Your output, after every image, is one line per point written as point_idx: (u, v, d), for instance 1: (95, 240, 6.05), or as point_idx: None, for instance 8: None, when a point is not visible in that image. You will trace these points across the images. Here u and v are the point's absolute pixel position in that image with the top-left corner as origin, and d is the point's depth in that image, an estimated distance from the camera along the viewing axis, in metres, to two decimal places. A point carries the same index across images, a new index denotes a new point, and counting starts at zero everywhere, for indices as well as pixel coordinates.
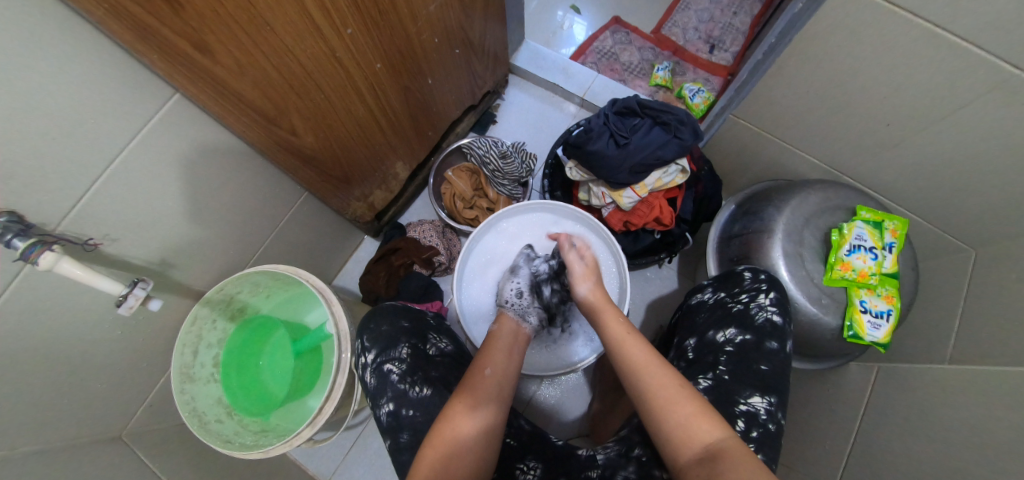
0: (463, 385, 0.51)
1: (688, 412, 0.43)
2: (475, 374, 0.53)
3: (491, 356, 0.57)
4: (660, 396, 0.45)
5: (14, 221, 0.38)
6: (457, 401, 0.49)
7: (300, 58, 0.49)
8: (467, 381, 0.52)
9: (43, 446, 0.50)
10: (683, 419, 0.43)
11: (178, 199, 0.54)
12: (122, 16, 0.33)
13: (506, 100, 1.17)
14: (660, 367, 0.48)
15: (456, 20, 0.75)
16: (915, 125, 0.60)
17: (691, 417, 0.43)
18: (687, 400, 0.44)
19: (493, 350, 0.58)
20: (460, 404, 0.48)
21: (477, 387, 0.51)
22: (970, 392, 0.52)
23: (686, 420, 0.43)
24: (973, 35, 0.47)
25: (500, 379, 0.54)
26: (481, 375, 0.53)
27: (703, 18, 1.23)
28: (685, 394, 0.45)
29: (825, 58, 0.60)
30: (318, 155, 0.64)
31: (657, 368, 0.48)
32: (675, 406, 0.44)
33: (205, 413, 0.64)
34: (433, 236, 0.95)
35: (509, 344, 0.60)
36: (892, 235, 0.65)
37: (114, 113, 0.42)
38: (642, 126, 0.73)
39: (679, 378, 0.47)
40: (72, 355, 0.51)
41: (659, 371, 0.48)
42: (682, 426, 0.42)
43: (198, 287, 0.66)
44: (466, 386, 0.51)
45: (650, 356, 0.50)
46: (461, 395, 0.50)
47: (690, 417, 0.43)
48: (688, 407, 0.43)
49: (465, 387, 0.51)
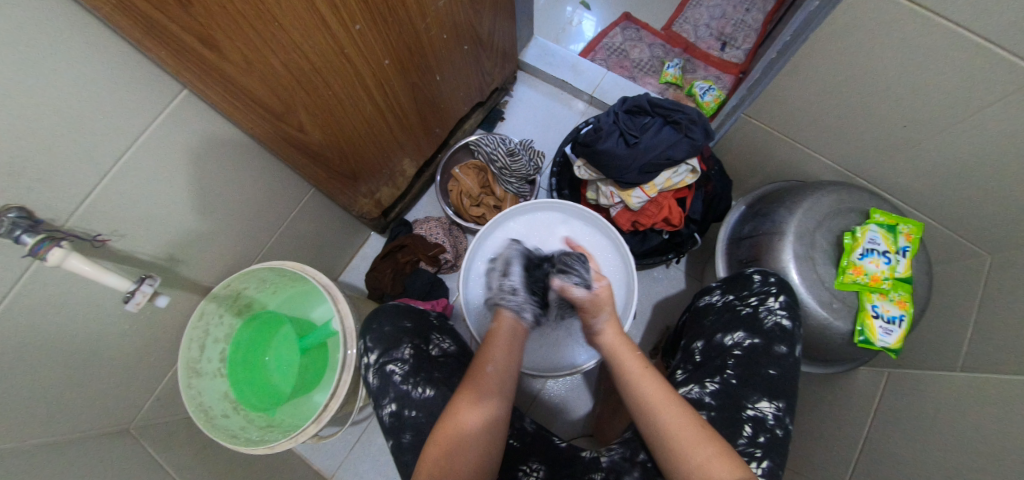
0: (467, 380, 0.51)
1: (706, 454, 0.43)
2: (476, 370, 0.53)
3: (490, 353, 0.55)
4: (677, 438, 0.44)
5: (22, 217, 0.37)
6: (465, 394, 0.49)
7: (308, 54, 0.48)
8: (470, 376, 0.52)
9: (52, 439, 0.50)
10: (701, 461, 0.42)
11: (186, 195, 0.54)
12: (130, 12, 0.33)
13: (514, 97, 1.15)
14: (676, 404, 0.47)
15: (465, 15, 0.74)
16: (933, 127, 0.59)
17: (711, 459, 0.42)
18: (707, 441, 0.44)
19: (492, 346, 0.56)
20: (462, 397, 0.49)
21: (479, 381, 0.51)
22: (982, 401, 0.51)
23: (704, 463, 0.42)
24: (997, 35, 0.46)
25: (501, 376, 0.53)
26: (482, 372, 0.52)
27: (715, 15, 1.21)
28: (703, 434, 0.44)
29: (843, 58, 0.58)
30: (325, 152, 0.64)
31: (672, 403, 0.47)
32: (693, 448, 0.43)
33: (212, 408, 0.65)
34: (439, 233, 0.96)
35: (509, 340, 0.57)
36: (906, 239, 0.64)
37: (122, 109, 0.42)
38: (653, 125, 0.72)
39: (697, 417, 0.46)
40: (81, 351, 0.51)
41: (676, 407, 0.47)
42: (701, 468, 0.42)
43: (207, 282, 0.66)
44: (467, 381, 0.51)
45: (666, 390, 0.49)
46: (464, 390, 0.50)
47: (709, 459, 0.42)
48: (708, 448, 0.43)
49: (470, 381, 0.51)
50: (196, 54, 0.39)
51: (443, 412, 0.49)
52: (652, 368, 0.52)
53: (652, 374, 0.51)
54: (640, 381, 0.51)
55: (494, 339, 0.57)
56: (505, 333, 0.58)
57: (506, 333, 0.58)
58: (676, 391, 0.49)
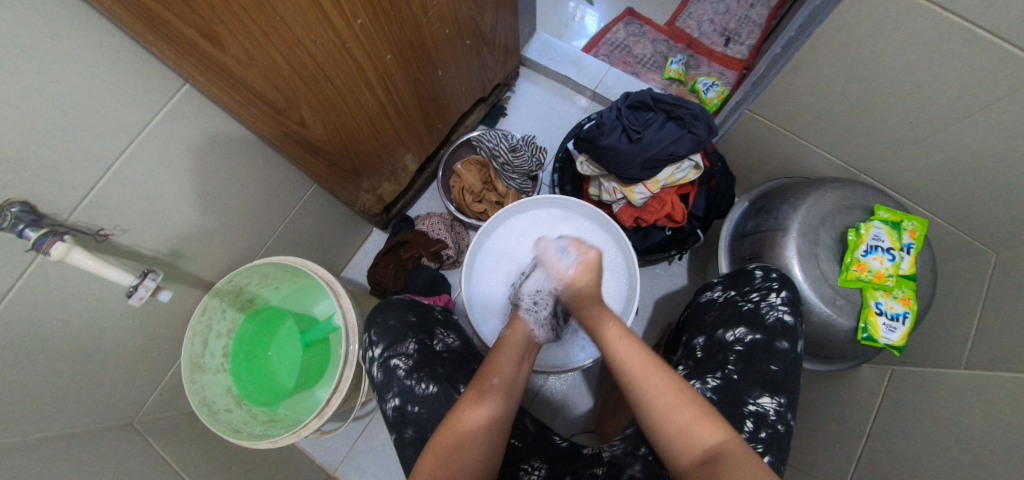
0: (471, 386, 0.50)
1: (688, 420, 0.41)
2: (484, 381, 0.50)
3: (499, 363, 0.53)
4: (658, 404, 0.43)
5: (26, 212, 0.38)
6: (465, 401, 0.48)
7: (309, 48, 0.48)
8: (474, 381, 0.51)
9: (58, 433, 0.50)
10: (683, 426, 0.41)
11: (188, 191, 0.54)
12: (131, 6, 0.33)
13: (517, 93, 1.15)
14: (656, 371, 0.45)
15: (467, 9, 0.73)
16: (939, 124, 0.58)
17: (693, 423, 0.41)
18: (687, 405, 0.42)
19: (501, 357, 0.54)
20: (462, 405, 0.48)
21: (481, 384, 0.50)
22: (984, 398, 0.51)
23: (686, 427, 0.41)
24: (1004, 30, 0.45)
25: (508, 387, 0.51)
26: (489, 385, 0.50)
27: (719, 10, 1.20)
28: (685, 398, 0.43)
29: (848, 53, 0.58)
30: (327, 146, 0.63)
31: (653, 369, 0.45)
32: (675, 412, 0.42)
33: (215, 403, 0.65)
34: (441, 228, 0.95)
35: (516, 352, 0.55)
36: (911, 236, 0.63)
37: (123, 104, 0.42)
38: (656, 120, 0.72)
39: (679, 382, 0.45)
40: (84, 345, 0.51)
41: (657, 372, 0.45)
42: (683, 431, 0.41)
43: (209, 278, 0.66)
44: (471, 389, 0.50)
45: (645, 356, 0.47)
46: (467, 393, 0.49)
47: (690, 423, 0.41)
48: (690, 412, 0.42)
49: (473, 383, 0.50)
50: (198, 49, 0.39)
51: (446, 417, 0.48)
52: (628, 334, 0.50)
53: (630, 340, 0.49)
54: (620, 348, 0.48)
55: (506, 344, 0.56)
56: (517, 345, 0.56)
57: (518, 344, 0.56)
58: (655, 356, 0.47)
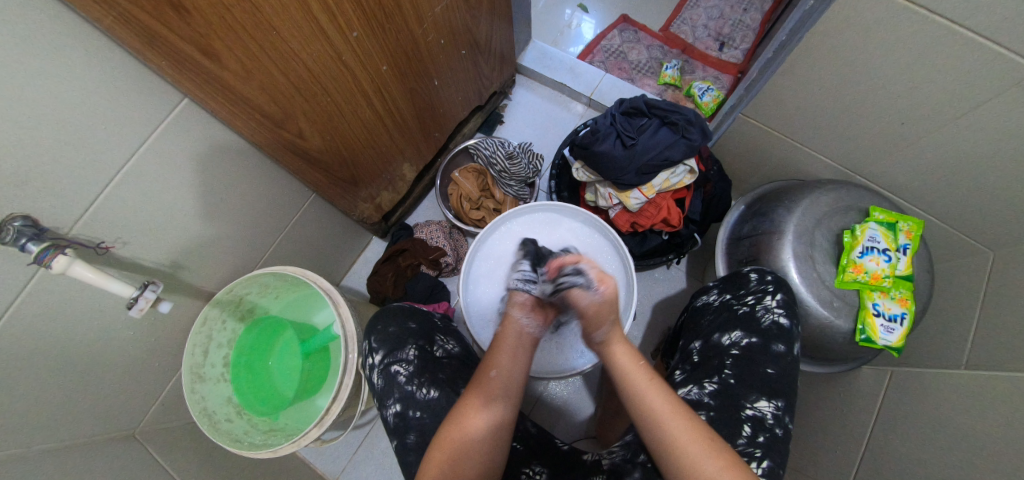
0: (471, 383, 0.51)
1: (716, 468, 0.40)
2: (482, 376, 0.52)
3: (498, 357, 0.54)
4: (685, 450, 0.42)
5: (27, 226, 0.38)
6: (468, 399, 0.49)
7: (307, 62, 0.49)
8: (475, 381, 0.51)
9: (59, 444, 0.51)
10: (711, 475, 0.40)
11: (188, 202, 0.55)
12: (131, 24, 0.34)
13: (513, 100, 1.16)
14: (684, 418, 0.44)
15: (462, 21, 0.75)
16: (930, 125, 0.59)
17: (722, 474, 0.40)
18: (714, 454, 0.41)
19: (499, 350, 0.55)
20: (467, 403, 0.48)
21: (484, 382, 0.51)
22: (984, 397, 0.51)
23: (713, 479, 0.40)
24: (991, 31, 0.46)
25: (505, 381, 0.52)
26: (487, 378, 0.51)
27: (713, 15, 1.21)
28: (713, 447, 0.42)
29: (838, 55, 0.58)
30: (325, 157, 0.64)
31: (681, 416, 0.45)
32: (702, 462, 0.41)
33: (215, 413, 0.65)
34: (440, 237, 0.96)
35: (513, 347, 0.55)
36: (906, 237, 0.64)
37: (124, 119, 0.43)
38: (650, 126, 0.73)
39: (706, 430, 0.44)
40: (87, 356, 0.51)
41: (684, 421, 0.44)
42: None
43: (209, 288, 0.67)
44: (471, 388, 0.50)
45: (673, 402, 0.46)
46: (471, 392, 0.50)
47: (720, 472, 0.40)
48: (717, 461, 0.41)
49: (475, 384, 0.51)
50: (196, 63, 0.40)
51: (449, 415, 0.49)
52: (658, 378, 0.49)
53: (658, 383, 0.48)
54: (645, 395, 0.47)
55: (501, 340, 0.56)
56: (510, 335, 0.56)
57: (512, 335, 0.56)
58: (683, 402, 0.46)
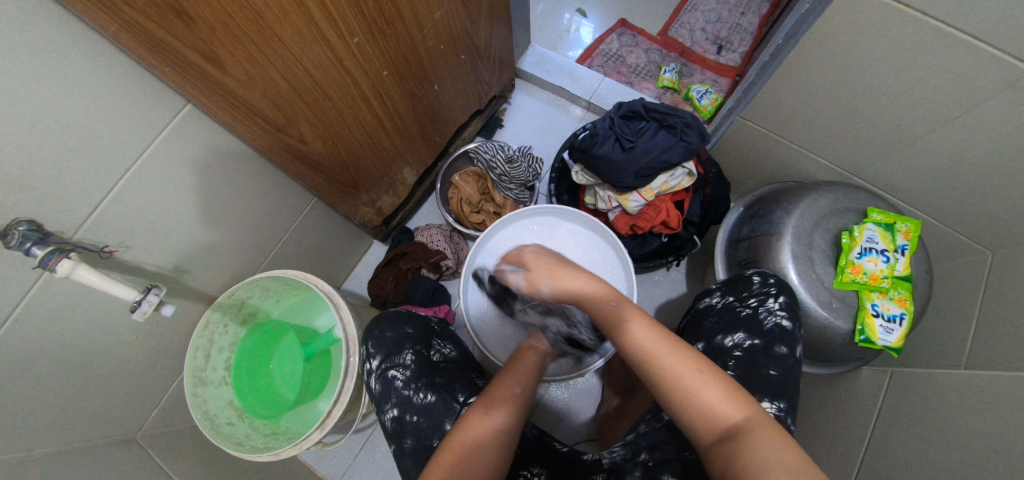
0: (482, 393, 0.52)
1: (711, 398, 0.39)
2: (496, 386, 0.53)
3: (514, 374, 0.55)
4: (680, 383, 0.40)
5: (32, 230, 0.39)
6: (475, 407, 0.49)
7: (308, 67, 0.50)
8: (485, 394, 0.51)
9: (62, 447, 0.51)
10: (709, 403, 0.39)
11: (191, 207, 0.55)
12: (136, 29, 0.34)
13: (513, 104, 1.17)
14: (674, 349, 0.42)
15: (462, 25, 0.75)
16: (926, 126, 0.59)
17: (719, 402, 0.38)
18: (709, 383, 0.39)
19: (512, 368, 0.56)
20: (475, 410, 0.49)
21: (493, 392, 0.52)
22: (984, 397, 0.51)
23: (709, 407, 0.38)
24: (985, 33, 0.46)
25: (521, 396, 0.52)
26: (503, 388, 0.52)
27: (710, 19, 1.22)
28: (707, 375, 0.40)
29: (834, 57, 0.59)
30: (327, 162, 0.65)
31: (671, 348, 0.42)
32: (697, 392, 0.39)
33: (217, 416, 0.65)
34: (440, 240, 0.97)
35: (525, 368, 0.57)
36: (904, 237, 0.64)
37: (128, 124, 0.43)
38: (648, 129, 0.73)
39: (698, 358, 0.42)
40: (90, 359, 0.52)
41: (673, 351, 0.42)
42: (706, 411, 0.39)
43: (212, 292, 0.67)
44: (483, 396, 0.51)
45: (660, 334, 0.44)
46: (476, 404, 0.50)
47: (716, 400, 0.39)
48: (711, 390, 0.39)
49: (485, 394, 0.51)
50: (200, 69, 0.41)
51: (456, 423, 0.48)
52: (639, 312, 0.46)
53: (642, 317, 0.46)
54: (631, 332, 0.44)
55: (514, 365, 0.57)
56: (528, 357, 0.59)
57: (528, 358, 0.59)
58: (669, 331, 0.44)
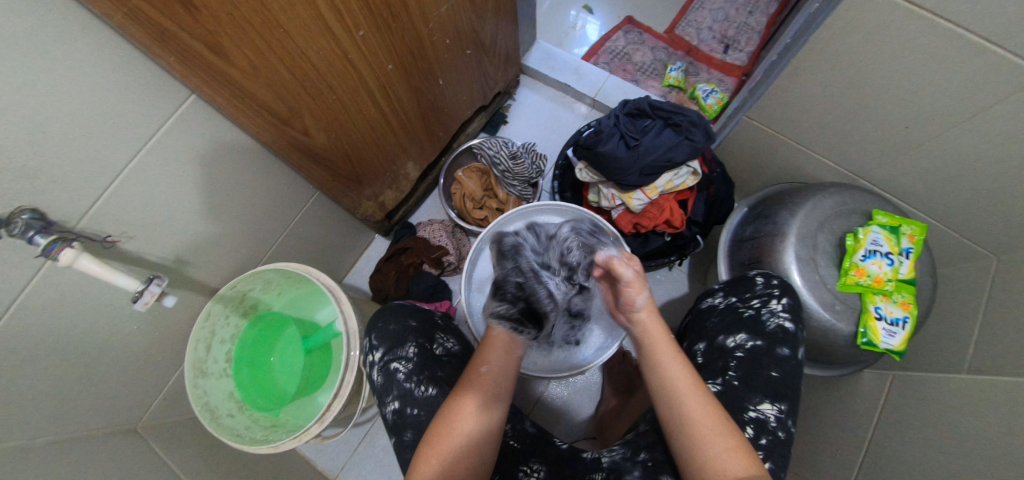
0: (465, 380, 0.51)
1: (724, 447, 0.41)
2: (473, 372, 0.52)
3: (488, 354, 0.54)
4: (701, 427, 0.43)
5: (35, 218, 0.39)
6: (460, 397, 0.49)
7: (312, 59, 0.50)
8: (471, 377, 0.51)
9: (62, 436, 0.51)
10: (719, 453, 0.41)
11: (194, 198, 0.55)
12: (141, 20, 0.34)
13: (517, 100, 1.16)
14: (701, 395, 0.45)
15: (468, 20, 0.75)
16: (934, 129, 0.59)
17: (730, 452, 0.41)
18: (726, 434, 0.42)
19: (489, 350, 0.55)
20: (458, 402, 0.48)
21: (476, 381, 0.51)
22: (987, 402, 0.50)
23: (722, 456, 0.41)
24: (997, 35, 0.46)
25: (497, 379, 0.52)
26: (476, 373, 0.51)
27: (718, 18, 1.22)
28: (725, 427, 0.43)
29: (842, 58, 0.59)
30: (330, 155, 0.65)
31: (700, 394, 0.45)
32: (713, 439, 0.42)
33: (218, 407, 0.65)
34: (443, 236, 0.97)
35: (502, 350, 0.55)
36: (910, 241, 0.64)
37: (132, 115, 0.43)
38: (653, 127, 0.73)
39: (721, 410, 0.45)
40: (91, 349, 0.52)
41: (700, 396, 0.45)
42: (717, 459, 0.41)
43: (213, 283, 0.67)
44: (461, 383, 0.51)
45: (693, 379, 0.47)
46: (470, 391, 0.49)
47: (727, 451, 0.41)
48: (725, 442, 0.42)
49: (468, 382, 0.50)
50: (205, 60, 0.40)
51: (438, 415, 0.48)
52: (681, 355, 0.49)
53: (680, 358, 0.49)
54: (668, 369, 0.48)
55: (490, 343, 0.55)
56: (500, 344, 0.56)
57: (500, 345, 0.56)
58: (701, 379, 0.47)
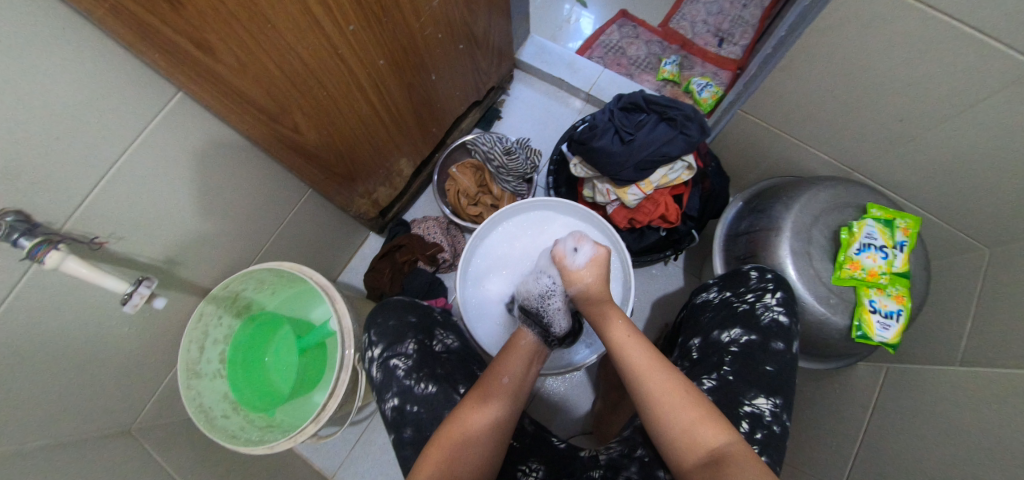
0: (478, 381, 0.51)
1: (692, 418, 0.41)
2: (493, 377, 0.52)
3: (508, 360, 0.55)
4: (663, 404, 0.42)
5: (19, 221, 0.38)
6: (467, 397, 0.49)
7: (301, 55, 0.49)
8: (484, 378, 0.52)
9: (54, 440, 0.51)
10: (687, 425, 0.41)
11: (183, 198, 0.54)
12: (123, 15, 0.33)
13: (511, 95, 1.16)
14: (661, 371, 0.45)
15: (459, 14, 0.74)
16: (928, 122, 0.59)
17: (698, 423, 0.41)
18: (690, 404, 0.42)
19: (508, 355, 0.55)
20: (470, 400, 0.48)
21: (487, 380, 0.51)
22: (980, 394, 0.51)
23: (690, 427, 0.41)
24: (990, 28, 0.46)
25: (516, 385, 0.52)
26: (498, 381, 0.51)
27: (712, 11, 1.21)
28: (690, 399, 0.42)
29: (836, 51, 0.58)
30: (321, 152, 0.64)
31: (660, 370, 0.45)
32: (679, 411, 0.42)
33: (212, 409, 0.65)
34: (437, 233, 0.97)
35: (527, 353, 0.57)
36: (904, 234, 0.64)
37: (116, 114, 0.42)
38: (648, 122, 0.72)
39: (683, 380, 0.44)
40: (81, 352, 0.51)
41: (659, 374, 0.45)
42: (686, 430, 0.41)
43: (205, 283, 0.66)
44: (479, 385, 0.50)
45: (651, 357, 0.47)
46: (472, 392, 0.49)
47: (693, 421, 0.41)
48: (695, 411, 0.41)
49: (480, 382, 0.51)
50: (190, 57, 0.40)
51: (451, 411, 0.48)
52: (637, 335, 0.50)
53: (639, 339, 0.49)
54: (626, 351, 0.48)
55: (514, 346, 0.57)
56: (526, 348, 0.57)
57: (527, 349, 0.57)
58: (660, 354, 0.47)
